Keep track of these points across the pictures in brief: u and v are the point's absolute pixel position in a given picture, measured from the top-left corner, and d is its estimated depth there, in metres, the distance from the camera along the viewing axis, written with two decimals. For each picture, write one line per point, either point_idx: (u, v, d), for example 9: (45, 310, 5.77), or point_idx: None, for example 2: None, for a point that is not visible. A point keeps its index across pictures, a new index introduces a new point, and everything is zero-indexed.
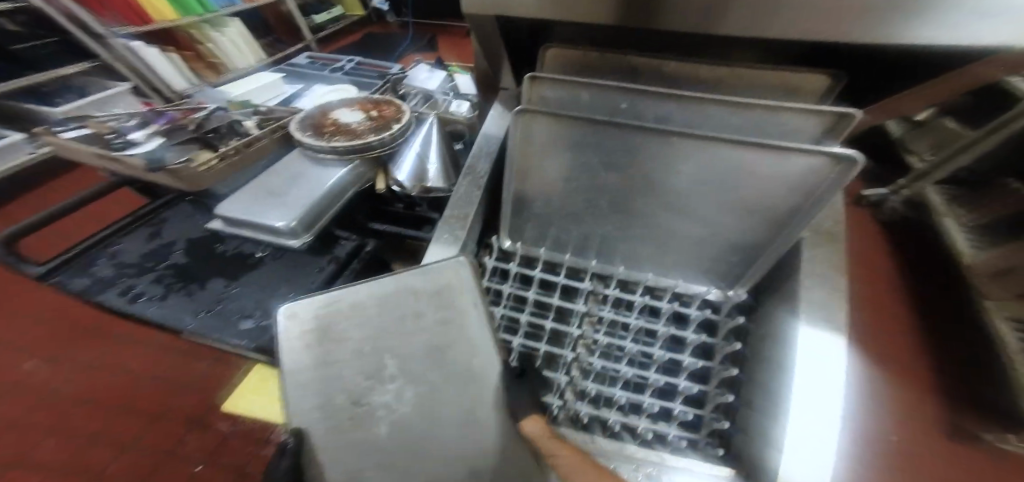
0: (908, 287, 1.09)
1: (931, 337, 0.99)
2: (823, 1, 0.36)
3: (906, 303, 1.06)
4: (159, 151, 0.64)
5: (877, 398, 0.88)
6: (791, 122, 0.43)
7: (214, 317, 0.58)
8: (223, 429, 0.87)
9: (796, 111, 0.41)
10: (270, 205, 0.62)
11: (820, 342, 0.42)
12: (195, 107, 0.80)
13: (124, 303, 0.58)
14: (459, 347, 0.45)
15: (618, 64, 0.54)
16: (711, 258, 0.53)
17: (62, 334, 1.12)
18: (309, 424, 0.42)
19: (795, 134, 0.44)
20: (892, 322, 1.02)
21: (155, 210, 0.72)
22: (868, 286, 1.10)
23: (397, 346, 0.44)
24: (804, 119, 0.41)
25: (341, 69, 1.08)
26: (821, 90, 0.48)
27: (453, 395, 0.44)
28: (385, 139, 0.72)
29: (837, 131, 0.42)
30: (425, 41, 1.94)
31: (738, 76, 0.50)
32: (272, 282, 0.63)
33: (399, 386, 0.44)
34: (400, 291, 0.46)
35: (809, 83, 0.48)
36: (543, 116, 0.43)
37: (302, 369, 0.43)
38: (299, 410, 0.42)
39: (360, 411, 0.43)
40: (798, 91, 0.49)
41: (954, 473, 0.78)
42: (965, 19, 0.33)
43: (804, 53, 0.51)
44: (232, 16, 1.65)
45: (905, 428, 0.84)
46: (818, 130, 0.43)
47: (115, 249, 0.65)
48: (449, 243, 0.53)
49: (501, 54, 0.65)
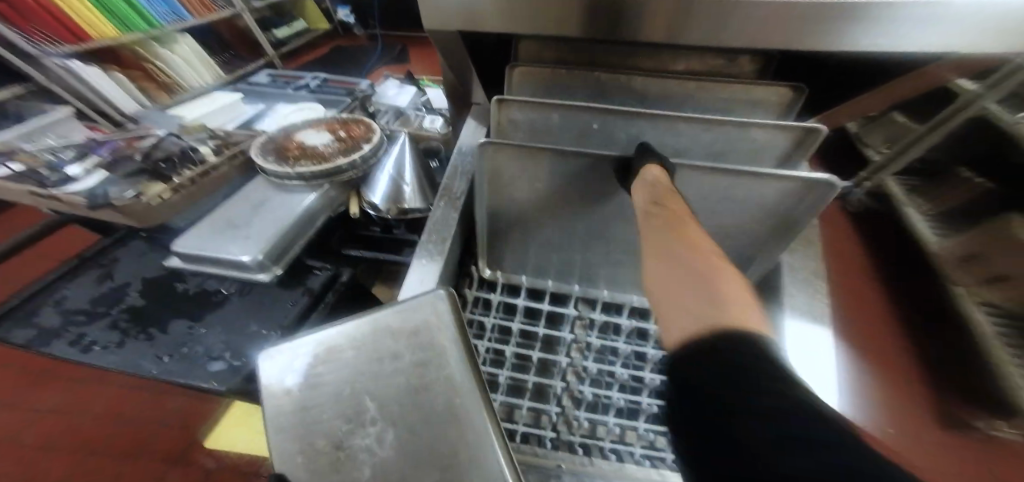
0: (881, 279, 1.14)
1: (904, 327, 1.04)
2: (761, 13, 0.40)
3: (878, 295, 1.11)
4: (100, 187, 0.58)
5: (867, 393, 0.91)
6: (761, 138, 0.44)
7: (179, 361, 0.54)
8: (208, 464, 0.93)
9: (764, 127, 0.43)
10: (232, 239, 0.59)
11: (809, 337, 0.44)
12: (142, 133, 0.73)
13: (75, 354, 0.53)
14: (438, 385, 0.41)
15: (586, 82, 0.54)
16: None
17: (17, 377, 1.08)
18: (288, 469, 0.36)
19: (767, 149, 0.45)
20: (868, 315, 1.06)
21: (106, 249, 0.65)
22: (844, 281, 1.14)
23: (378, 386, 0.41)
24: (773, 135, 0.43)
25: (305, 87, 1.04)
26: (783, 103, 0.49)
27: (432, 435, 0.38)
28: (356, 162, 0.69)
29: (805, 146, 0.44)
30: (395, 54, 1.92)
31: (706, 88, 0.50)
32: (239, 320, 0.59)
33: (380, 428, 0.38)
34: (379, 330, 0.45)
35: (773, 96, 0.49)
36: (512, 148, 0.43)
37: (282, 414, 0.39)
38: (277, 456, 0.37)
39: (342, 456, 0.37)
40: (763, 103, 0.50)
41: (951, 463, 0.81)
42: (876, 24, 0.39)
43: (768, 58, 0.52)
44: (182, 33, 1.57)
45: (898, 420, 0.87)
46: (788, 145, 0.44)
47: (60, 295, 0.59)
48: (427, 268, 0.52)
49: (468, 65, 0.63)
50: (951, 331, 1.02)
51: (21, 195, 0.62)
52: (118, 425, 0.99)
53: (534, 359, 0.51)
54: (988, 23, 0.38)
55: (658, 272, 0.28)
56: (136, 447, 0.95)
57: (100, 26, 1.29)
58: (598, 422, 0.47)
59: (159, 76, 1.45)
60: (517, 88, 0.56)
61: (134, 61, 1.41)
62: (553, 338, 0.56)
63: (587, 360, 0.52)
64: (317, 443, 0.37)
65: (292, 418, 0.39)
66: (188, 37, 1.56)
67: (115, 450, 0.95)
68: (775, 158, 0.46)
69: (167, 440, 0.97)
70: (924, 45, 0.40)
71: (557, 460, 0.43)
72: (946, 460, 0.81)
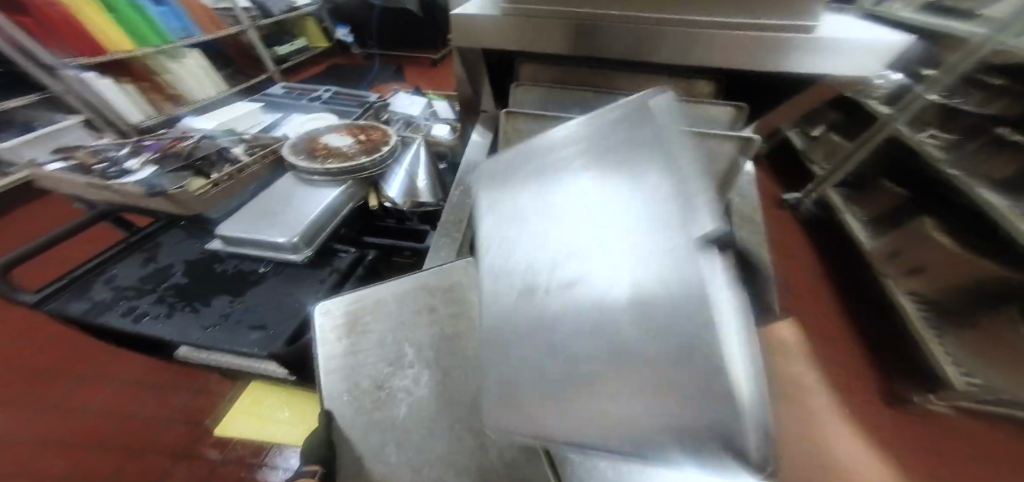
0: (843, 309, 1.36)
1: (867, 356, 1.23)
2: (716, 42, 0.55)
3: (841, 323, 1.32)
4: (153, 180, 0.66)
5: (819, 406, 1.10)
6: (713, 146, 0.55)
7: (223, 330, 0.61)
8: (213, 456, 1.02)
9: (717, 136, 0.54)
10: (268, 223, 0.68)
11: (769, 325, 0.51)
12: (182, 136, 0.79)
13: (129, 323, 0.60)
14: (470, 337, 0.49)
15: (578, 99, 0.67)
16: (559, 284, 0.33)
17: (51, 358, 1.24)
18: (336, 407, 0.45)
19: (716, 154, 0.56)
20: (833, 335, 1.28)
21: (148, 236, 0.73)
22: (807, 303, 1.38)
23: (413, 336, 0.49)
24: (718, 143, 0.54)
25: (319, 98, 1.14)
26: (732, 120, 0.61)
27: (462, 380, 0.45)
28: (376, 161, 0.79)
29: (748, 149, 0.53)
30: (393, 72, 2.07)
31: None
32: (276, 296, 0.66)
33: (417, 372, 0.46)
34: (419, 289, 0.54)
35: (724, 113, 0.60)
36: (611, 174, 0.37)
37: (333, 358, 0.48)
38: (329, 395, 0.45)
39: (382, 394, 0.45)
40: (716, 121, 0.61)
41: (898, 430, 1.05)
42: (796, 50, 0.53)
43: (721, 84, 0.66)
44: (190, 48, 1.61)
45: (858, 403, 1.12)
46: (734, 150, 0.54)
47: (109, 275, 0.66)
48: (447, 243, 0.62)
49: (481, 78, 0.76)
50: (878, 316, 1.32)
51: (74, 187, 0.68)
52: (127, 418, 1.09)
53: None
54: (861, 55, 0.52)
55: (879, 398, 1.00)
56: (142, 439, 1.05)
57: (114, 38, 1.32)
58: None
59: (167, 88, 1.50)
60: (521, 100, 0.69)
61: (143, 73, 1.44)
62: None
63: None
64: (362, 384, 0.46)
65: (343, 360, 0.48)
66: (196, 51, 1.59)
67: (127, 442, 1.04)
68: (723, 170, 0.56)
69: (175, 437, 1.05)
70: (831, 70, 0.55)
71: None
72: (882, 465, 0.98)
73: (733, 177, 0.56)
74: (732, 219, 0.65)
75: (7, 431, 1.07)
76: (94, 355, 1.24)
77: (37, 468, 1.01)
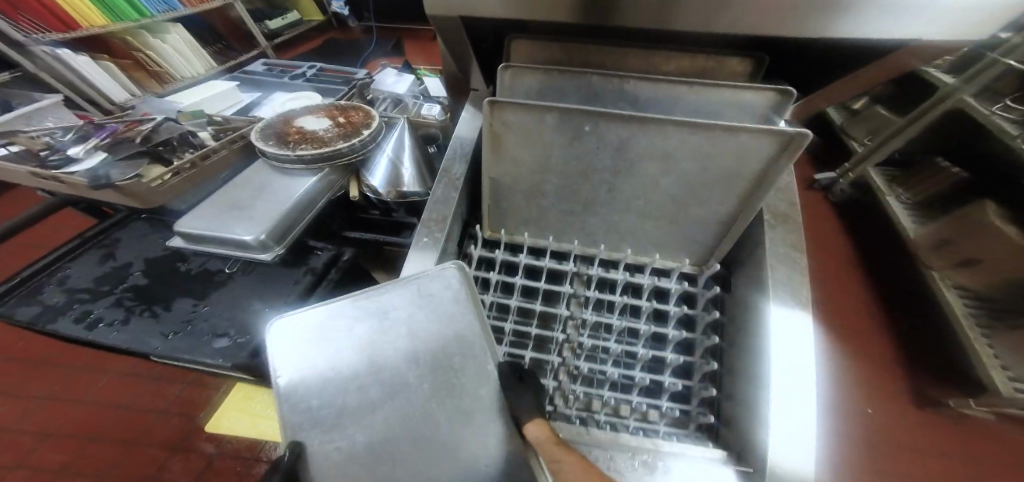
0: (873, 299, 1.26)
1: (898, 352, 1.15)
2: (754, 5, 0.42)
3: (869, 316, 1.22)
4: (100, 169, 0.57)
5: (839, 402, 1.05)
6: (745, 143, 0.41)
7: (185, 338, 0.55)
8: (208, 450, 1.00)
9: (753, 131, 0.39)
10: (233, 218, 0.60)
11: (792, 320, 0.45)
12: (141, 118, 0.70)
13: (81, 331, 0.54)
14: (461, 363, 0.45)
15: (578, 80, 0.53)
16: (377, 382, 0.43)
17: (47, 349, 1.22)
18: (303, 436, 0.41)
19: (750, 154, 0.42)
20: (859, 328, 1.20)
21: (106, 231, 0.66)
22: (830, 291, 1.28)
23: (382, 359, 0.44)
24: (754, 140, 0.39)
25: (302, 76, 1.04)
26: (772, 105, 0.48)
27: (438, 404, 0.43)
28: (356, 146, 0.69)
29: (791, 152, 0.40)
30: (391, 46, 1.94)
31: (698, 92, 0.50)
32: (244, 298, 0.60)
33: (392, 395, 0.43)
34: (386, 302, 0.48)
35: (761, 99, 0.48)
36: (320, 331, 0.46)
37: (290, 385, 0.43)
38: (290, 424, 0.41)
39: (348, 419, 0.42)
40: (753, 108, 0.49)
41: (924, 433, 1.00)
42: (863, 15, 0.41)
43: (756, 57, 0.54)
44: (173, 22, 1.52)
45: (878, 402, 1.05)
46: (772, 150, 0.40)
47: (63, 274, 0.60)
48: (429, 246, 0.53)
49: (467, 54, 0.65)
50: (912, 304, 1.24)
51: (23, 177, 0.62)
52: (123, 409, 1.07)
53: (532, 336, 0.53)
54: (942, 15, 0.40)
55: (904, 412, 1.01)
56: (136, 432, 1.03)
57: (86, 11, 1.23)
58: (596, 394, 0.50)
59: (150, 65, 1.42)
60: (511, 87, 0.55)
61: (123, 50, 1.36)
62: (550, 316, 0.57)
63: (582, 336, 0.53)
64: (331, 407, 0.42)
65: (304, 384, 0.43)
66: (179, 26, 1.52)
67: (121, 434, 1.03)
68: (756, 174, 0.44)
69: (171, 430, 1.03)
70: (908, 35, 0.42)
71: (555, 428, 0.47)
72: (896, 465, 0.95)
73: (770, 181, 0.43)
74: (762, 215, 0.54)
75: (6, 421, 1.07)
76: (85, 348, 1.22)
77: (35, 460, 1.00)
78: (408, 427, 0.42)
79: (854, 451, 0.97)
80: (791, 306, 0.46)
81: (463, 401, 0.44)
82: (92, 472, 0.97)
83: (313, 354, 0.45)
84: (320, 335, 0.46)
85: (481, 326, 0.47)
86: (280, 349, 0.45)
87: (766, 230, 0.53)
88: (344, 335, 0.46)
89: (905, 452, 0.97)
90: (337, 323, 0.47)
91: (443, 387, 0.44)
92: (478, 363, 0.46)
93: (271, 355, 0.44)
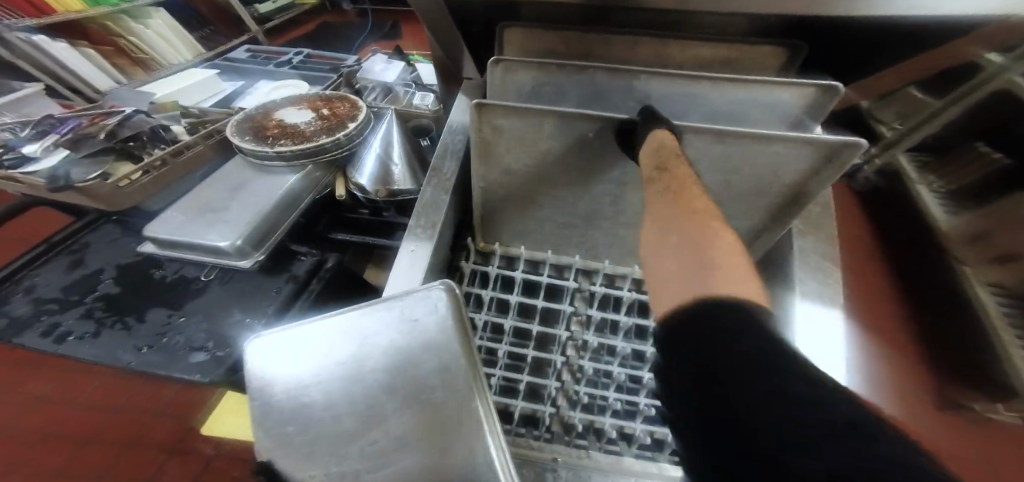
0: (896, 296, 1.20)
1: (923, 353, 1.08)
2: None
3: (891, 313, 1.16)
4: (59, 168, 0.52)
5: None
6: (778, 154, 0.37)
7: (159, 352, 0.52)
8: (206, 451, 0.98)
9: (787, 140, 0.35)
10: (207, 223, 0.55)
11: (820, 320, 0.40)
12: (109, 111, 0.65)
13: (49, 345, 0.51)
14: (445, 392, 0.40)
15: (577, 77, 0.48)
16: (351, 405, 0.39)
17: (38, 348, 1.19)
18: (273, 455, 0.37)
19: (782, 165, 0.37)
20: (877, 326, 1.14)
21: (76, 234, 0.62)
22: (852, 287, 1.22)
23: (360, 382, 0.40)
24: (792, 148, 0.35)
25: (288, 63, 0.98)
26: (809, 106, 0.44)
27: (415, 432, 0.38)
28: (341, 141, 0.65)
29: (835, 163, 0.36)
30: (386, 29, 1.85)
31: (721, 87, 0.44)
32: (222, 308, 0.56)
33: (366, 424, 0.38)
34: (368, 320, 0.44)
35: (799, 98, 0.44)
36: (300, 350, 0.43)
37: (267, 406, 0.40)
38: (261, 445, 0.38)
39: (316, 445, 0.38)
40: (788, 108, 0.45)
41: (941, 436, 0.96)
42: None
43: (789, 46, 0.47)
44: (155, 5, 1.45)
45: (897, 404, 1.00)
46: (811, 160, 0.37)
47: (30, 284, 0.56)
48: (417, 254, 0.49)
49: (456, 39, 0.59)
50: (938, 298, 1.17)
51: None
52: (117, 412, 1.05)
53: (528, 358, 0.49)
54: None
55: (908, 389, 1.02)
56: (133, 432, 1.02)
57: None
58: (597, 424, 0.45)
59: (133, 52, 1.36)
60: (504, 84, 0.51)
61: (102, 36, 1.29)
62: (549, 336, 0.53)
63: (583, 358, 0.49)
64: (302, 430, 0.38)
65: (279, 407, 0.40)
66: (162, 11, 1.45)
67: (119, 433, 1.02)
68: (788, 189, 0.40)
69: (168, 431, 1.02)
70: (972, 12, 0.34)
71: (554, 454, 0.43)
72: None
73: (809, 193, 0.40)
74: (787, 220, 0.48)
75: None
76: None
77: (31, 461, 0.98)
78: (377, 467, 0.36)
79: None
80: (820, 304, 0.41)
81: (443, 434, 0.38)
82: (89, 473, 0.96)
83: (290, 374, 0.41)
84: (299, 354, 0.43)
85: (467, 352, 0.42)
86: (260, 366, 0.42)
87: (793, 236, 0.47)
88: (323, 351, 0.43)
89: None
90: (319, 339, 0.43)
91: (424, 415, 0.39)
92: (461, 390, 0.41)
93: (252, 370, 0.41)
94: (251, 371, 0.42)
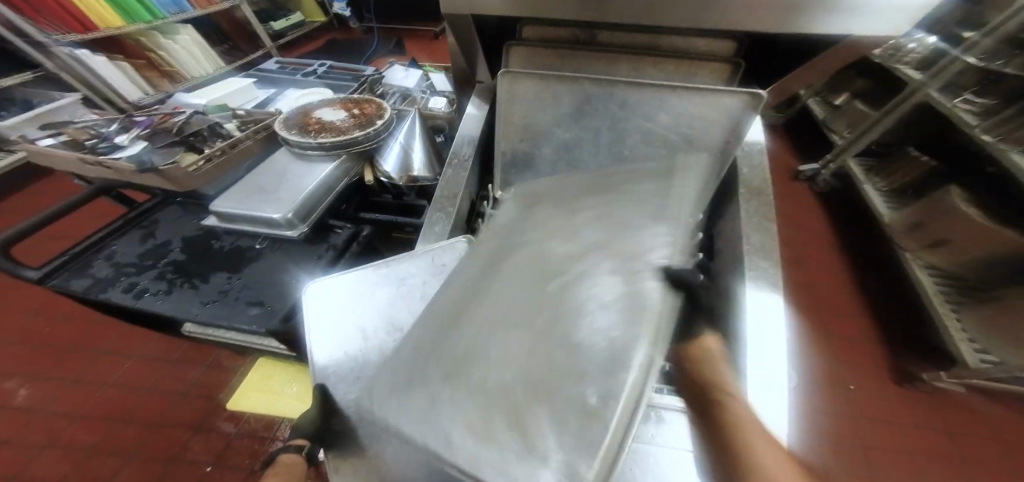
0: (851, 277, 1.35)
1: (877, 331, 1.22)
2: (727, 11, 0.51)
3: (847, 294, 1.31)
4: (144, 155, 0.64)
5: (815, 378, 1.13)
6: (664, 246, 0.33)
7: (220, 306, 0.61)
8: (227, 429, 1.05)
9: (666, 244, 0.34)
10: (265, 200, 0.67)
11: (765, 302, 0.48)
12: (172, 112, 0.78)
13: (130, 300, 0.61)
14: None
15: (573, 88, 0.63)
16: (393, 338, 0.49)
17: (63, 336, 1.26)
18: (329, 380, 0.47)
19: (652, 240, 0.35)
20: (835, 308, 1.28)
21: (146, 212, 0.74)
22: (810, 270, 1.38)
23: (397, 320, 0.51)
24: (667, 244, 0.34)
25: (313, 73, 1.11)
26: (746, 106, 0.58)
27: None
28: (370, 134, 0.76)
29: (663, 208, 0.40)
30: (393, 44, 2.01)
31: (681, 93, 0.60)
32: (274, 271, 0.66)
33: None
34: (400, 273, 0.55)
35: (734, 100, 0.59)
36: (342, 293, 0.53)
37: (321, 342, 0.50)
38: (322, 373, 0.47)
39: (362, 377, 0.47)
40: (728, 105, 0.59)
41: (897, 407, 1.07)
42: (816, 16, 0.49)
43: (733, 60, 0.61)
44: (182, 23, 1.59)
45: (856, 381, 1.12)
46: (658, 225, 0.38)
47: (109, 251, 0.67)
48: (443, 218, 0.61)
49: (474, 49, 0.73)
50: (891, 281, 1.32)
51: (69, 164, 0.69)
52: (143, 392, 1.12)
53: None
54: (882, 14, 0.48)
55: (866, 370, 1.14)
56: (157, 414, 1.08)
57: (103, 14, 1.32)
58: None
59: (161, 64, 1.49)
60: (510, 90, 0.65)
61: (137, 50, 1.44)
62: None
63: None
64: (351, 364, 0.48)
65: (331, 343, 0.50)
66: (189, 27, 1.58)
67: (144, 415, 1.08)
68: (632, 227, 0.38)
69: (192, 410, 1.09)
70: (853, 30, 0.50)
71: None
72: (871, 436, 1.02)
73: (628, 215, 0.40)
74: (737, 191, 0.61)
75: (28, 403, 1.12)
76: (102, 331, 1.27)
77: (62, 440, 1.05)
78: None
79: (824, 421, 1.05)
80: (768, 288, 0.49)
81: None
82: (117, 449, 1.02)
83: (336, 314, 0.52)
84: (335, 301, 0.53)
85: None
86: (312, 310, 0.52)
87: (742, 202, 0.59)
88: (356, 300, 0.53)
89: (881, 430, 1.03)
90: (353, 290, 0.54)
91: None
92: None
93: (308, 314, 0.52)
94: (307, 307, 0.52)
